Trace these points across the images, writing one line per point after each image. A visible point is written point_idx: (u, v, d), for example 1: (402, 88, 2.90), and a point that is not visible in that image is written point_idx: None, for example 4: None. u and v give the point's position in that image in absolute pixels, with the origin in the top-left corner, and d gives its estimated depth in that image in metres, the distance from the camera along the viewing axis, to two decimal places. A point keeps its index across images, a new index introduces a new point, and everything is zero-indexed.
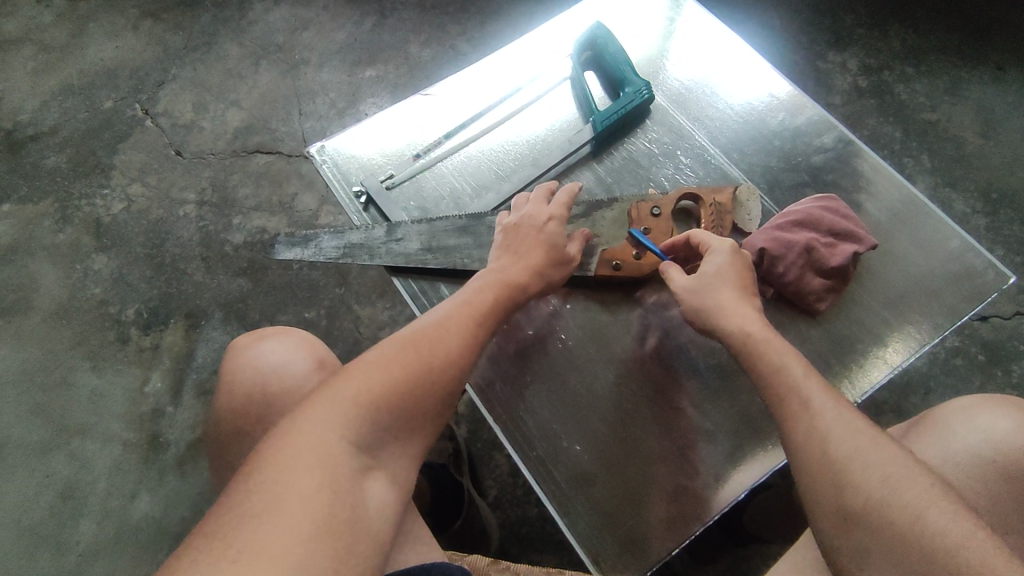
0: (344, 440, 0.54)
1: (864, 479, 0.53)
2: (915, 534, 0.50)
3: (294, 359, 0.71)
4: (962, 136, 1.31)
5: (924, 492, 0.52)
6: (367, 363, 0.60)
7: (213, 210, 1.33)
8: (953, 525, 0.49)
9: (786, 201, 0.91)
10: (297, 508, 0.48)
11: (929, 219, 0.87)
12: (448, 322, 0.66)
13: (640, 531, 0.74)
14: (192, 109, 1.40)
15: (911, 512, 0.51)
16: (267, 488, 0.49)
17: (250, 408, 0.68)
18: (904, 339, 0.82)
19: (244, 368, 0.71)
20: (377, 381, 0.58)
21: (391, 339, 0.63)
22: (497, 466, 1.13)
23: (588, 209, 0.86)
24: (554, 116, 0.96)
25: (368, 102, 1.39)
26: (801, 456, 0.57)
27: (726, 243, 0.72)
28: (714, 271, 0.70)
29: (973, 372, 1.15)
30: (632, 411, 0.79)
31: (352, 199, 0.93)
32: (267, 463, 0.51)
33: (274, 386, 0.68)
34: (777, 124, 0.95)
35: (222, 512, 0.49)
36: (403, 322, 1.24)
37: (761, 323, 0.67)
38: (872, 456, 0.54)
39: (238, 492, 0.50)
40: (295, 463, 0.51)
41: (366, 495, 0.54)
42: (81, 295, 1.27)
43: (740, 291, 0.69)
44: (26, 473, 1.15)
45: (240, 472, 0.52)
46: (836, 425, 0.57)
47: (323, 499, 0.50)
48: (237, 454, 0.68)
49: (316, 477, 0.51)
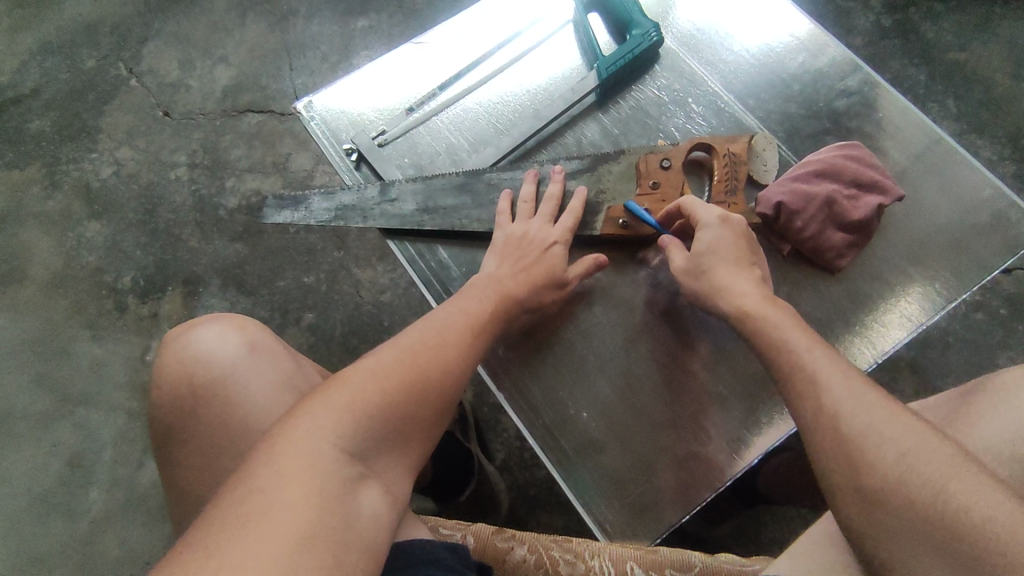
0: (336, 448, 0.49)
1: (882, 453, 0.49)
2: (940, 511, 0.45)
3: (226, 342, 0.67)
4: (991, 78, 1.23)
5: (953, 466, 0.46)
6: (362, 370, 0.55)
7: (205, 173, 1.28)
8: (986, 502, 0.44)
9: (806, 151, 0.85)
10: (281, 518, 0.43)
11: (960, 166, 0.81)
12: (447, 330, 0.62)
13: (650, 498, 0.72)
14: (178, 67, 1.33)
15: (937, 489, 0.45)
16: (249, 496, 0.44)
17: (181, 399, 0.65)
18: (928, 297, 0.77)
19: (175, 358, 0.67)
20: (372, 387, 0.53)
21: (385, 347, 0.59)
22: (504, 429, 1.10)
23: (594, 163, 0.81)
24: (555, 64, 0.90)
25: (361, 56, 1.32)
26: (812, 435, 0.54)
27: (714, 215, 0.68)
28: (707, 248, 0.67)
29: (995, 326, 1.11)
30: (642, 375, 0.76)
31: (342, 158, 0.88)
32: (249, 471, 0.46)
33: (204, 374, 0.65)
34: (797, 67, 0.88)
35: (198, 524, 0.43)
36: (405, 285, 1.21)
37: (756, 294, 0.64)
38: (889, 431, 0.50)
39: (215, 504, 0.45)
40: (281, 472, 0.46)
41: (360, 504, 0.48)
42: (76, 263, 1.24)
43: (734, 264, 0.67)
44: (32, 443, 1.15)
45: (225, 483, 0.46)
46: (848, 398, 0.53)
47: (311, 511, 0.44)
48: (179, 443, 0.64)
49: (303, 486, 0.46)
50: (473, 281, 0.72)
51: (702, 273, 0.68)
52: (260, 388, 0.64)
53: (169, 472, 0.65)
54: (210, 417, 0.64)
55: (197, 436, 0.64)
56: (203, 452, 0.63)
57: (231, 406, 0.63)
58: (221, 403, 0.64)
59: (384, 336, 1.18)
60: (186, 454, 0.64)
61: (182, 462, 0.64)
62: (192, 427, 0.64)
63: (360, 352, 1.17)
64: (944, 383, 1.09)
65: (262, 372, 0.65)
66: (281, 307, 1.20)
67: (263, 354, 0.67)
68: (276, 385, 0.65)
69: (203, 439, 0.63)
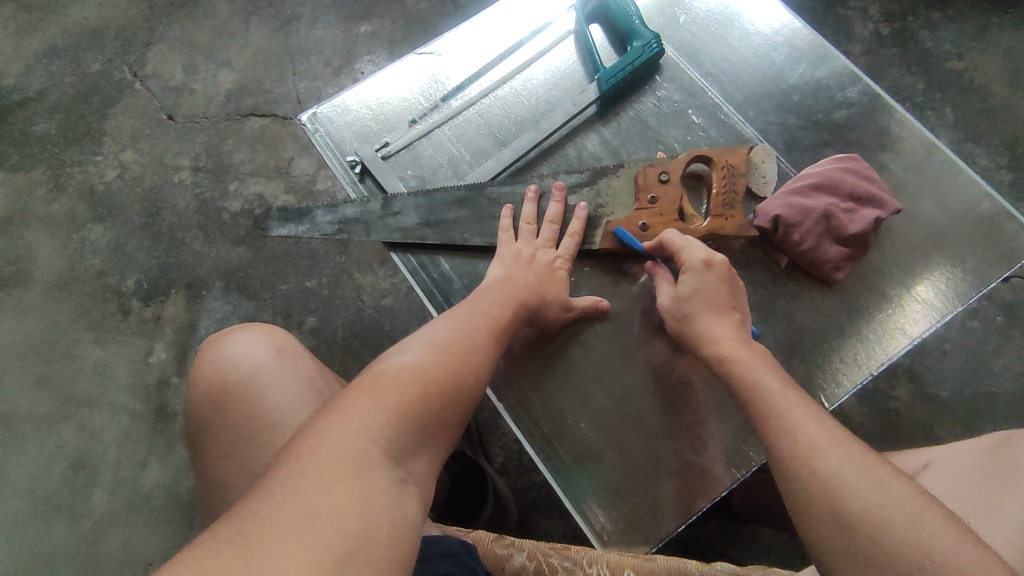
0: (378, 449, 0.45)
1: (854, 492, 0.49)
2: (908, 551, 0.45)
3: (257, 347, 0.69)
4: (989, 86, 1.24)
5: (920, 506, 0.47)
6: (397, 371, 0.53)
7: (208, 176, 1.29)
8: (951, 542, 0.45)
9: (804, 162, 0.85)
10: (329, 525, 0.39)
11: (958, 178, 0.82)
12: (473, 334, 0.61)
13: (648, 506, 0.73)
14: (182, 71, 1.34)
15: (905, 528, 0.46)
16: (295, 499, 0.39)
17: (211, 398, 0.66)
18: (925, 309, 0.78)
19: (210, 360, 0.69)
20: (409, 389, 0.51)
21: (414, 348, 0.57)
22: (503, 434, 1.11)
23: (593, 177, 0.82)
24: (557, 74, 0.91)
25: (364, 61, 1.32)
26: (786, 467, 0.54)
27: (697, 259, 0.69)
28: (689, 293, 0.69)
29: (992, 333, 1.12)
30: (640, 386, 0.77)
31: (346, 170, 0.89)
32: (287, 473, 0.41)
33: (234, 374, 0.67)
34: (797, 78, 0.89)
35: (231, 533, 0.38)
36: (406, 289, 1.22)
37: (733, 340, 0.65)
38: (859, 470, 0.50)
39: (245, 509, 0.40)
40: (324, 473, 0.41)
41: (406, 508, 0.44)
42: (80, 266, 1.25)
43: (715, 308, 0.68)
44: (37, 444, 1.16)
45: (258, 484, 0.41)
46: (818, 437, 0.54)
47: (359, 514, 0.40)
48: (205, 443, 0.66)
49: (350, 490, 0.41)
50: (486, 283, 0.73)
51: (686, 317, 0.69)
52: (285, 392, 0.65)
53: (199, 472, 0.66)
54: (236, 416, 0.65)
55: (222, 432, 0.65)
56: (226, 451, 0.64)
57: (256, 407, 0.65)
58: (247, 403, 0.65)
59: (386, 341, 1.19)
60: (211, 453, 0.65)
61: (208, 463, 0.65)
62: (218, 426, 0.65)
63: (361, 356, 1.18)
64: (940, 390, 1.10)
65: (290, 375, 0.67)
66: (284, 311, 1.21)
67: (290, 360, 0.68)
68: (300, 387, 0.66)
69: (227, 437, 0.64)
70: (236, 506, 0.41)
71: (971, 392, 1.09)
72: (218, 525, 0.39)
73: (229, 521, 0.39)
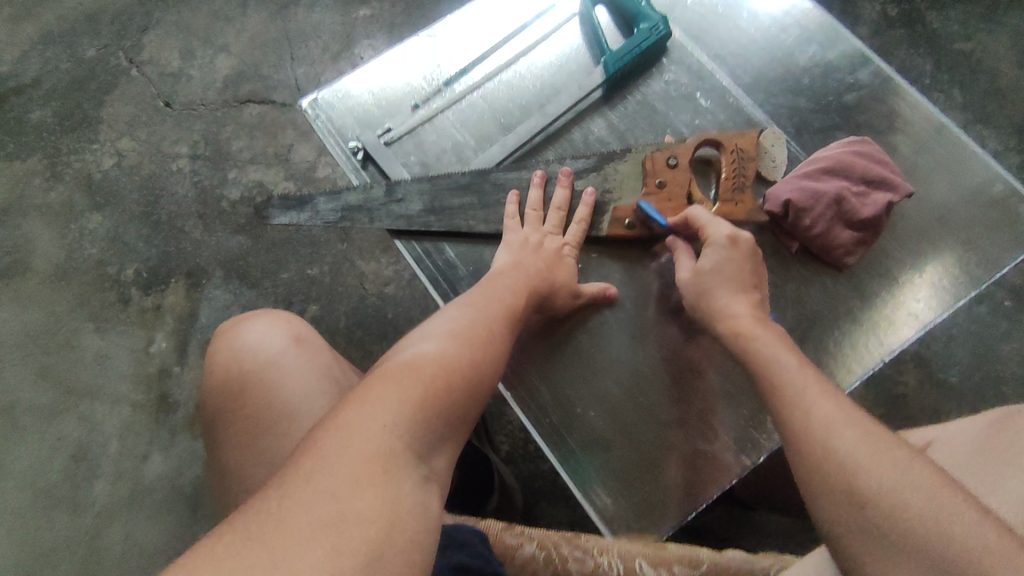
0: (404, 447, 0.44)
1: (867, 471, 0.48)
2: (918, 526, 0.43)
3: (272, 334, 0.67)
4: (999, 68, 1.22)
5: (936, 484, 0.45)
6: (421, 359, 0.51)
7: (207, 164, 1.27)
8: (966, 518, 0.42)
9: (815, 146, 0.84)
10: (354, 531, 0.38)
11: (970, 160, 0.81)
12: (493, 324, 0.60)
13: (658, 495, 0.73)
14: (179, 57, 1.32)
15: (919, 506, 0.44)
16: (320, 501, 0.38)
17: (227, 384, 0.65)
18: (938, 295, 0.77)
19: (224, 347, 0.68)
20: (435, 381, 0.49)
21: (437, 336, 0.55)
22: (508, 421, 1.10)
23: (600, 161, 0.81)
24: (562, 57, 0.89)
25: (363, 45, 1.30)
26: (800, 449, 0.53)
27: (723, 235, 0.69)
28: (711, 269, 0.69)
29: (998, 318, 1.11)
30: (649, 374, 0.77)
31: (349, 156, 0.87)
32: (312, 470, 0.40)
33: (251, 362, 0.65)
34: (807, 60, 0.87)
35: (253, 531, 0.37)
36: (409, 278, 1.21)
37: (751, 318, 0.65)
38: (873, 450, 0.49)
39: (267, 503, 0.39)
40: (350, 473, 0.40)
41: (428, 508, 0.43)
42: (78, 255, 1.23)
43: (735, 285, 0.68)
44: (39, 435, 1.15)
45: (277, 479, 0.40)
46: (834, 419, 0.53)
47: (382, 517, 0.39)
48: (220, 431, 0.64)
49: (375, 491, 0.40)
50: (496, 270, 0.71)
51: (704, 292, 0.69)
52: (301, 381, 0.64)
53: (211, 460, 0.66)
54: (252, 406, 0.64)
55: (238, 419, 0.64)
56: (242, 441, 0.63)
57: (271, 397, 0.63)
58: (263, 393, 0.64)
59: (389, 329, 1.18)
60: (225, 441, 0.64)
61: (223, 453, 0.64)
62: (234, 415, 0.64)
63: (364, 344, 1.18)
64: (947, 375, 1.10)
65: (307, 364, 0.66)
66: (285, 299, 1.20)
67: (306, 347, 0.67)
68: (315, 376, 0.65)
69: (243, 427, 0.63)
70: (256, 499, 0.39)
71: (978, 377, 1.09)
72: (238, 519, 0.38)
73: (250, 516, 0.38)
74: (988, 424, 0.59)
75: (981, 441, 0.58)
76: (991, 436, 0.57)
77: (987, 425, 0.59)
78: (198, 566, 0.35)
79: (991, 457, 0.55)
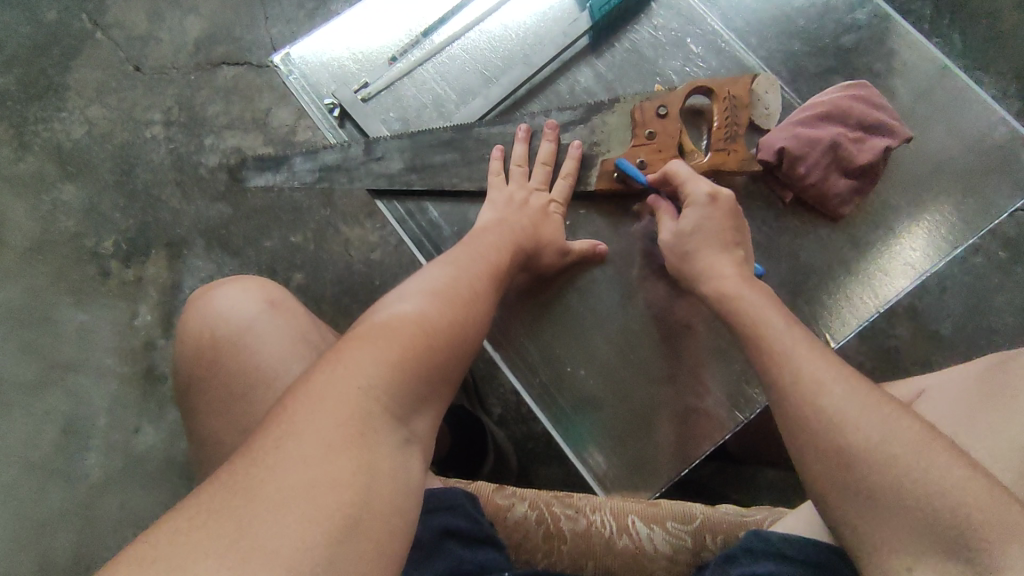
0: (382, 410, 0.42)
1: (855, 428, 0.47)
2: (909, 482, 0.43)
3: (246, 298, 0.65)
4: (1000, 11, 1.17)
5: (924, 439, 0.45)
6: (400, 318, 0.49)
7: (182, 130, 1.22)
8: (960, 476, 0.42)
9: (811, 92, 0.81)
10: (327, 496, 0.36)
11: (972, 103, 0.77)
12: (475, 284, 0.57)
13: (649, 453, 0.72)
14: (147, 18, 1.25)
15: (907, 464, 0.44)
16: (290, 468, 0.36)
17: (202, 352, 0.63)
18: (934, 242, 0.76)
19: (195, 315, 0.65)
20: (413, 342, 0.47)
21: (416, 296, 0.53)
22: (500, 384, 1.09)
23: (588, 112, 0.78)
24: (545, 1, 0.85)
25: (340, 1, 1.24)
26: (785, 406, 0.52)
27: (703, 193, 0.67)
28: (692, 229, 0.67)
29: (993, 269, 1.09)
30: (639, 333, 0.75)
31: (325, 114, 0.84)
32: (282, 436, 0.38)
33: (223, 330, 0.63)
34: (803, 1, 0.83)
35: (220, 499, 0.35)
36: (395, 242, 1.18)
37: (737, 276, 0.63)
38: (863, 405, 0.48)
39: (235, 471, 0.37)
40: (323, 438, 0.38)
41: (409, 472, 0.42)
42: (54, 228, 1.19)
43: (717, 245, 0.65)
44: (25, 412, 1.14)
45: (244, 446, 0.38)
46: (823, 372, 0.51)
47: (357, 484, 0.38)
48: (197, 400, 0.62)
49: (349, 457, 0.38)
50: (480, 226, 0.69)
51: (688, 254, 0.67)
52: (279, 345, 0.62)
53: (191, 431, 0.64)
54: (228, 373, 0.61)
55: (216, 387, 0.62)
56: (221, 408, 0.61)
57: (248, 364, 0.61)
58: (239, 359, 0.62)
59: (377, 295, 1.16)
60: (204, 410, 0.62)
61: (203, 424, 0.62)
62: (210, 383, 0.62)
63: (352, 312, 1.15)
64: (941, 327, 1.09)
65: (284, 328, 0.63)
66: (269, 268, 1.17)
67: (283, 311, 0.65)
68: (293, 340, 0.62)
69: (219, 395, 0.61)
70: (223, 467, 0.38)
71: (971, 329, 1.08)
72: (206, 487, 0.36)
73: (218, 484, 0.36)
74: (980, 370, 0.58)
75: (971, 387, 0.57)
76: (982, 383, 0.56)
77: (979, 371, 0.58)
78: (161, 538, 0.33)
79: (977, 406, 0.54)
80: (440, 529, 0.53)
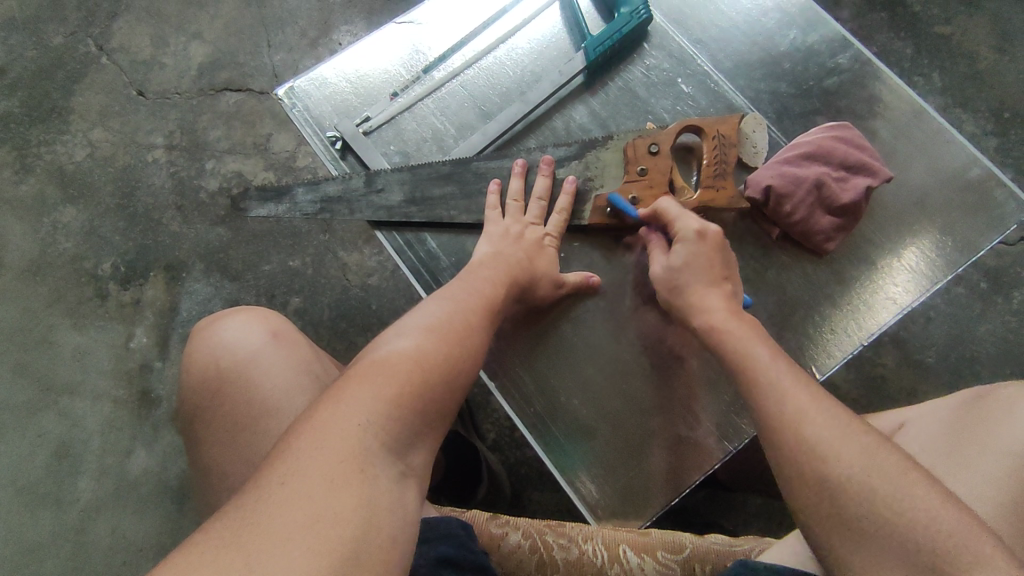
0: (382, 445, 0.44)
1: (837, 455, 0.49)
2: (890, 514, 0.45)
3: (251, 330, 0.66)
4: (975, 51, 1.22)
5: (902, 470, 0.47)
6: (397, 355, 0.50)
7: (183, 154, 1.24)
8: (937, 510, 0.44)
9: (796, 131, 0.84)
10: (332, 532, 0.38)
11: (948, 145, 0.81)
12: (470, 318, 0.59)
13: (641, 481, 0.74)
14: (151, 44, 1.28)
15: (885, 496, 0.46)
16: (296, 503, 0.38)
17: (206, 383, 0.64)
18: (915, 278, 0.78)
19: (200, 345, 0.66)
20: (411, 379, 0.49)
21: (412, 332, 0.54)
22: (494, 410, 1.10)
23: (582, 150, 0.80)
24: (541, 41, 0.88)
25: (342, 31, 1.27)
26: (771, 436, 0.54)
27: (691, 230, 0.68)
28: (681, 264, 0.68)
29: (975, 299, 1.13)
30: (631, 364, 0.77)
31: (327, 146, 0.86)
32: (287, 472, 0.39)
33: (228, 360, 0.64)
34: (788, 45, 0.87)
35: (229, 535, 0.37)
36: (392, 267, 1.20)
37: (728, 308, 0.65)
38: (843, 436, 0.50)
39: (243, 507, 0.38)
40: (326, 474, 0.40)
41: (406, 503, 0.43)
42: (53, 250, 1.21)
43: (704, 280, 0.67)
44: (17, 433, 1.14)
45: (250, 483, 0.40)
46: (805, 404, 0.53)
47: (359, 518, 0.39)
48: (200, 429, 0.64)
49: (351, 492, 0.40)
50: (475, 261, 0.71)
51: (677, 286, 0.69)
52: (282, 375, 0.63)
53: (191, 459, 0.65)
54: (232, 403, 0.63)
55: (219, 417, 0.63)
56: (223, 437, 0.62)
57: (251, 394, 0.62)
58: (243, 389, 0.63)
59: (373, 320, 1.17)
60: (206, 439, 0.63)
61: (204, 452, 0.63)
62: (214, 412, 0.63)
63: (348, 336, 1.17)
64: (925, 356, 1.11)
65: (287, 359, 0.65)
66: (267, 291, 1.19)
67: (286, 343, 0.66)
68: (296, 371, 0.64)
69: (222, 423, 0.62)
70: (231, 503, 0.39)
71: (954, 358, 1.11)
72: (214, 523, 0.38)
73: (226, 520, 0.38)
74: (957, 404, 0.60)
75: (948, 421, 0.59)
76: (959, 417, 0.58)
77: (957, 405, 0.60)
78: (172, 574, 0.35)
79: (954, 438, 0.56)
80: (438, 560, 0.54)
